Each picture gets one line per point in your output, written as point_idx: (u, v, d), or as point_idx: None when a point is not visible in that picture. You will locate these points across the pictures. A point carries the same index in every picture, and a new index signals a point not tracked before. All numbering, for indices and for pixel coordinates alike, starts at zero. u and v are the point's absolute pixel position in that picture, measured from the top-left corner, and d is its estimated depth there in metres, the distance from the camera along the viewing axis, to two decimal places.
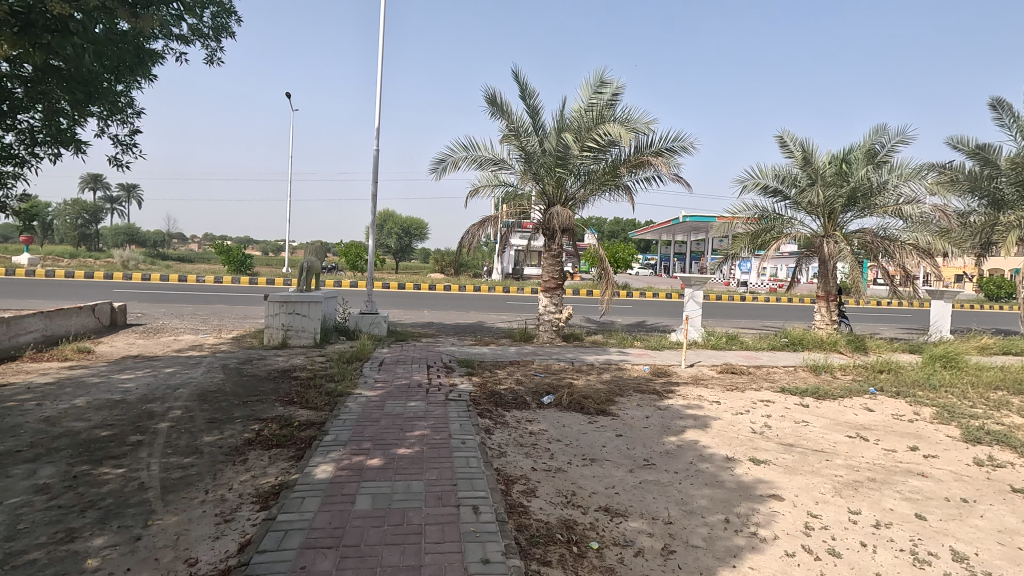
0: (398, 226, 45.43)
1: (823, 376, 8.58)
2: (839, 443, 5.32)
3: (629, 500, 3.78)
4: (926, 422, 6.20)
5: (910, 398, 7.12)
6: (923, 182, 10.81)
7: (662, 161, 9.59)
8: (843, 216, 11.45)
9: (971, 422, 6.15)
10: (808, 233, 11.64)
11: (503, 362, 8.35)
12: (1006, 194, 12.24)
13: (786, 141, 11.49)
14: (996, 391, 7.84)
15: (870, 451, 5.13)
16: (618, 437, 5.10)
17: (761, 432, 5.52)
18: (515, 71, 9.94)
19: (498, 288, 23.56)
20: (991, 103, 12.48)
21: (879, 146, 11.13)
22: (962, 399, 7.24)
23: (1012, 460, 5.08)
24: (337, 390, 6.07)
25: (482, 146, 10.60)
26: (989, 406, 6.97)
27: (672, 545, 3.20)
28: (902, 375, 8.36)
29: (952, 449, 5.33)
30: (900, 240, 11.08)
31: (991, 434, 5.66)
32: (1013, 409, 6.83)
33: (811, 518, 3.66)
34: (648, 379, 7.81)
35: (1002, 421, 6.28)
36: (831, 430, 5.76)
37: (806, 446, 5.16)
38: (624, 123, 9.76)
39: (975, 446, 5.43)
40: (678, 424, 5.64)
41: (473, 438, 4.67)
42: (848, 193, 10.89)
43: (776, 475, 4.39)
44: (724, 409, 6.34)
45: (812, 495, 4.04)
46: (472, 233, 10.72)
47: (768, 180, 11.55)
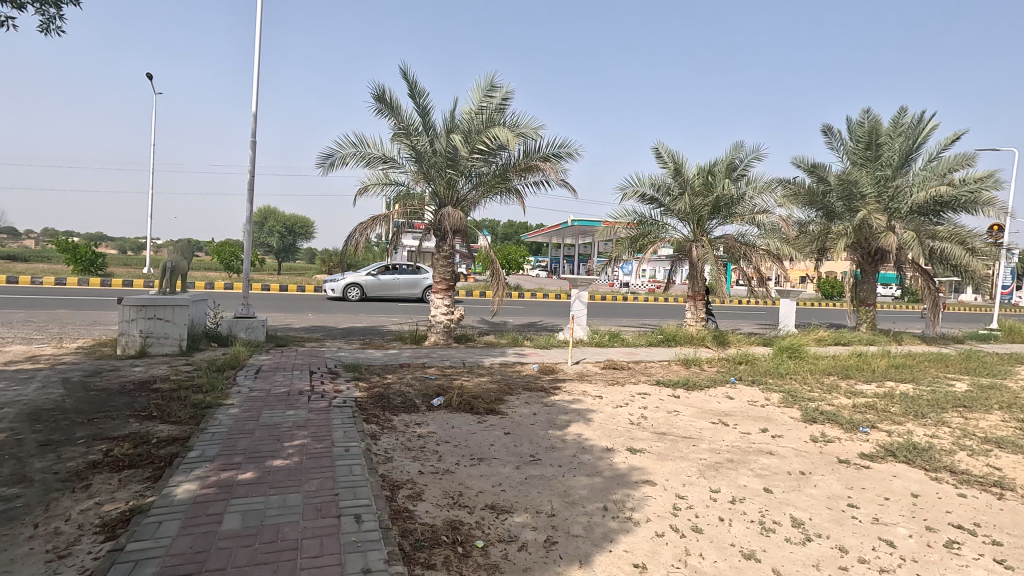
0: (281, 224, 42.58)
1: (693, 368, 9.40)
2: (704, 429, 5.84)
3: (514, 496, 3.86)
4: (775, 406, 7.03)
5: (762, 386, 8.05)
6: (773, 195, 12.25)
7: (550, 167, 9.94)
8: (708, 223, 12.63)
9: (809, 404, 7.08)
10: (680, 238, 12.70)
11: (393, 365, 8.16)
12: (836, 207, 14.26)
13: (661, 152, 12.44)
14: (829, 376, 9.09)
15: (729, 435, 5.70)
16: (506, 435, 5.20)
17: (638, 423, 5.91)
18: (404, 68, 9.77)
19: (390, 289, 23.02)
20: (823, 128, 14.51)
21: (737, 161, 12.40)
22: (803, 384, 8.30)
23: (839, 435, 5.91)
24: (205, 401, 5.55)
25: (372, 143, 10.30)
26: (823, 389, 8.06)
27: (554, 536, 3.32)
28: (756, 365, 9.41)
29: (794, 428, 6.09)
30: (756, 245, 12.46)
31: (824, 414, 6.56)
32: (841, 391, 7.97)
33: (679, 499, 3.99)
34: (536, 376, 8.06)
35: (833, 402, 7.30)
36: (697, 417, 6.32)
37: (676, 434, 5.61)
38: (513, 128, 9.96)
39: (812, 425, 6.25)
40: (562, 419, 5.88)
41: (358, 445, 4.50)
42: (712, 202, 12.06)
43: (649, 462, 4.73)
44: (606, 402, 6.73)
45: (680, 478, 4.40)
46: (360, 232, 10.32)
47: (645, 188, 12.47)
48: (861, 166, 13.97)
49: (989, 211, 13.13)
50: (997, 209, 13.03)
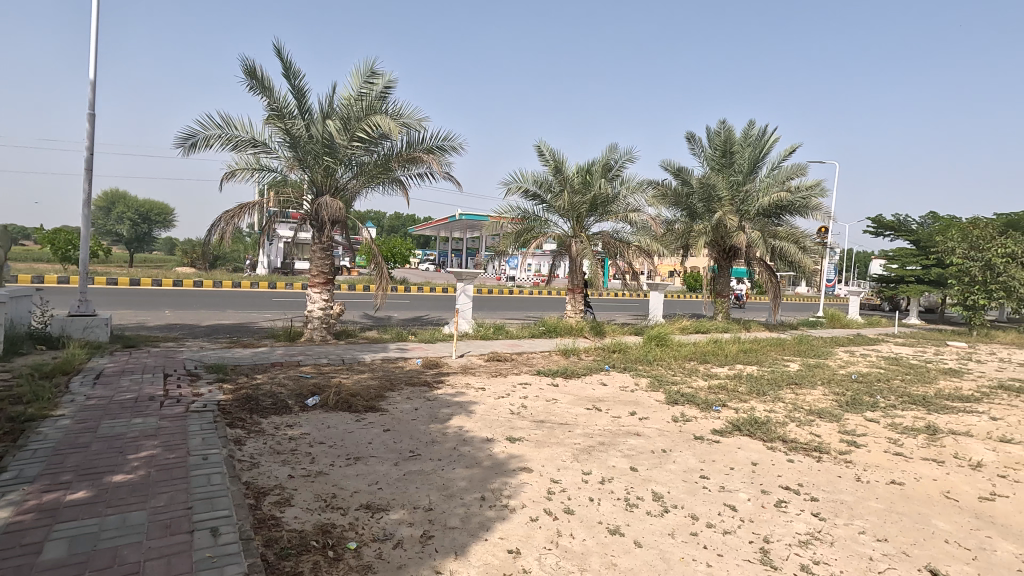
0: (132, 211, 37.77)
1: (572, 358, 9.86)
2: (580, 415, 6.16)
3: (391, 493, 3.78)
4: (643, 390, 7.61)
5: (632, 372, 8.67)
6: (643, 195, 13.18)
7: (433, 159, 9.82)
8: (586, 220, 13.29)
9: (672, 387, 7.76)
10: (560, 234, 13.22)
11: (264, 365, 7.62)
12: (697, 208, 15.71)
13: (543, 149, 12.84)
14: (690, 361, 10.03)
15: (601, 419, 6.06)
16: (385, 432, 5.08)
17: (518, 412, 6.08)
18: (276, 45, 9.09)
19: (264, 283, 21.42)
20: (687, 136, 15.88)
21: (612, 162, 13.17)
22: (668, 370, 9.08)
23: (696, 414, 6.54)
24: (26, 413, 4.77)
25: (240, 125, 9.49)
26: (685, 373, 8.89)
27: (430, 530, 3.31)
28: (628, 354, 10.11)
29: (659, 410, 6.64)
30: (628, 242, 13.34)
31: (684, 395, 7.23)
32: (699, 374, 8.84)
33: (553, 484, 4.16)
34: (420, 371, 7.97)
35: (692, 385, 8.06)
36: (573, 404, 6.64)
37: (553, 421, 5.85)
38: (395, 117, 9.69)
39: (674, 406, 6.86)
40: (444, 412, 5.87)
41: (218, 452, 4.14)
42: (589, 200, 12.70)
43: (527, 450, 4.88)
44: (488, 394, 6.83)
45: (555, 463, 4.60)
46: (226, 221, 9.47)
47: (528, 184, 12.82)
48: (718, 172, 15.51)
49: (817, 215, 15.22)
50: (823, 213, 15.15)
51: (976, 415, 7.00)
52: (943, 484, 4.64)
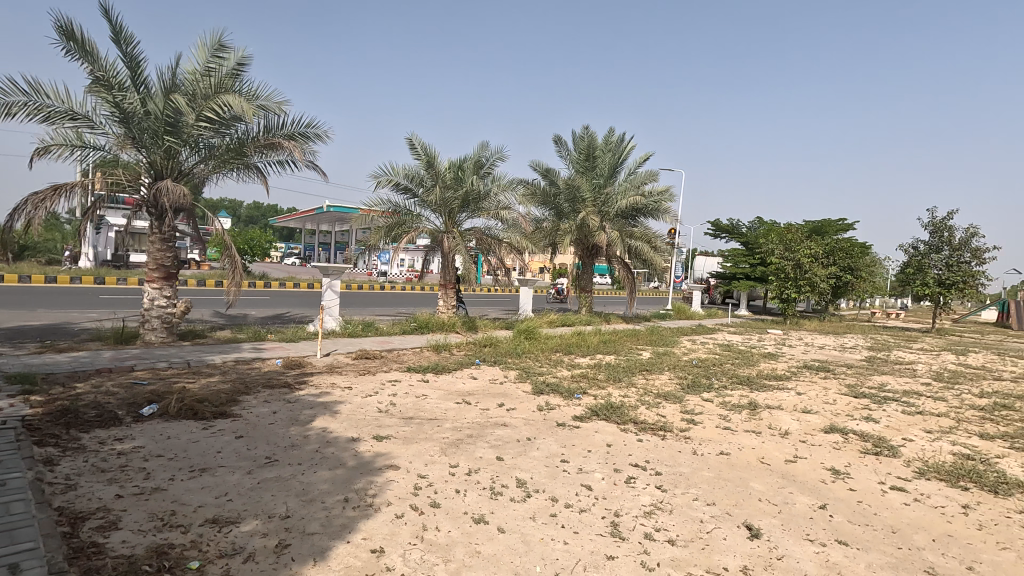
0: None
1: (443, 353, 9.89)
2: (449, 409, 6.20)
3: (243, 504, 3.51)
4: (511, 382, 7.86)
5: (502, 365, 8.93)
6: (513, 193, 13.58)
7: (295, 146, 9.23)
8: (459, 216, 13.37)
9: (538, 378, 8.12)
10: (432, 229, 13.15)
11: (86, 371, 6.60)
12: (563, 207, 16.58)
13: (414, 143, 12.68)
14: (557, 353, 10.58)
15: (470, 413, 6.15)
16: (237, 439, 4.68)
17: (386, 410, 5.96)
18: (101, 4, 7.91)
19: (88, 277, 18.52)
20: (554, 139, 16.69)
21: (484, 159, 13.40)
22: (536, 362, 9.49)
23: (559, 402, 6.92)
24: None
25: (53, 93, 8.10)
26: (551, 364, 9.35)
27: (286, 539, 3.13)
28: (498, 347, 10.38)
29: (526, 400, 6.91)
30: (499, 238, 13.66)
31: (550, 386, 7.61)
32: (564, 365, 9.36)
33: (420, 479, 4.16)
34: (280, 372, 7.46)
35: (557, 375, 8.51)
36: (444, 399, 6.67)
37: (422, 417, 5.82)
38: (250, 98, 8.94)
39: (540, 396, 7.19)
40: (306, 414, 5.56)
41: (22, 476, 3.52)
42: (461, 196, 12.79)
43: (395, 447, 4.81)
44: (355, 393, 6.60)
45: (423, 458, 4.59)
46: (35, 205, 8.03)
47: (399, 177, 12.59)
48: (582, 174, 16.50)
49: (666, 218, 16.83)
50: (671, 216, 16.79)
51: (786, 391, 8.26)
52: (760, 451, 5.42)
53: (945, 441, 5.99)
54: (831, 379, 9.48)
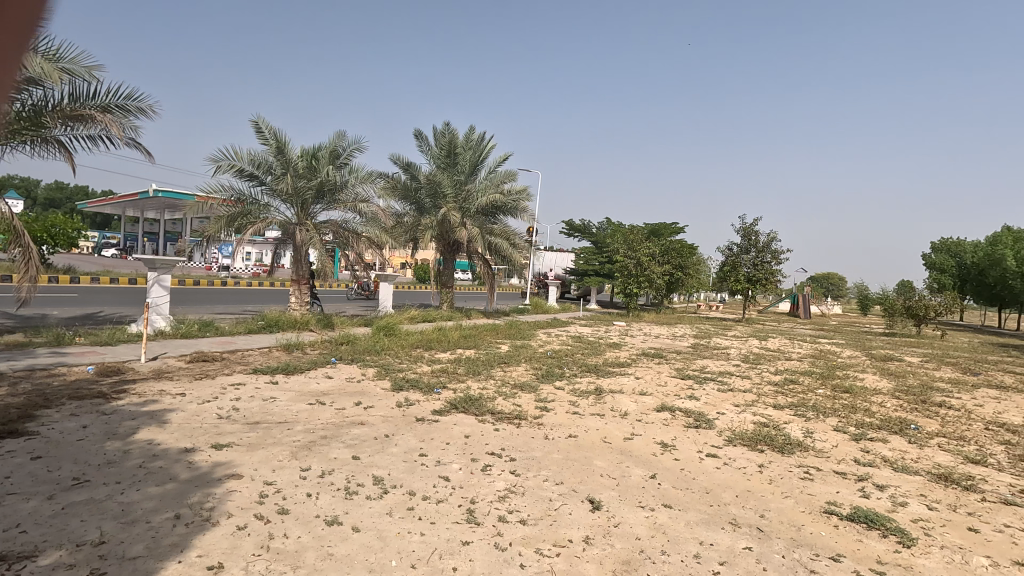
0: None
1: (295, 353, 9.30)
2: (301, 411, 5.88)
3: (42, 535, 3.00)
4: (369, 380, 7.66)
5: (360, 363, 8.66)
6: (372, 186, 13.20)
7: (112, 120, 8.03)
8: (313, 207, 12.64)
9: (398, 375, 8.02)
10: (283, 220, 12.26)
11: None
12: (424, 203, 16.51)
13: (261, 126, 11.75)
14: (417, 349, 10.53)
15: (324, 413, 5.89)
16: (34, 461, 3.97)
17: (228, 416, 5.46)
18: None
19: None
20: (415, 133, 16.55)
21: (340, 149, 12.84)
22: (395, 358, 9.36)
23: (419, 398, 6.90)
24: None
25: None
26: (411, 360, 9.28)
27: (101, 567, 2.75)
28: (356, 345, 10.04)
29: (384, 398, 6.79)
30: (358, 232, 13.18)
31: (409, 382, 7.56)
32: (424, 360, 9.35)
33: (267, 486, 3.90)
34: (92, 380, 6.44)
35: (417, 371, 8.48)
36: (295, 401, 6.29)
37: (270, 421, 5.44)
38: (50, 60, 7.58)
39: (398, 392, 7.11)
40: (127, 427, 4.89)
41: None
42: (316, 186, 12.09)
43: (237, 455, 4.44)
44: (189, 399, 5.95)
45: (270, 464, 4.30)
46: None
47: (243, 163, 11.57)
48: (443, 170, 16.57)
49: (524, 217, 17.55)
50: (529, 215, 17.55)
51: (627, 377, 9.13)
52: (603, 432, 5.94)
53: (747, 412, 7.11)
54: (664, 364, 10.69)
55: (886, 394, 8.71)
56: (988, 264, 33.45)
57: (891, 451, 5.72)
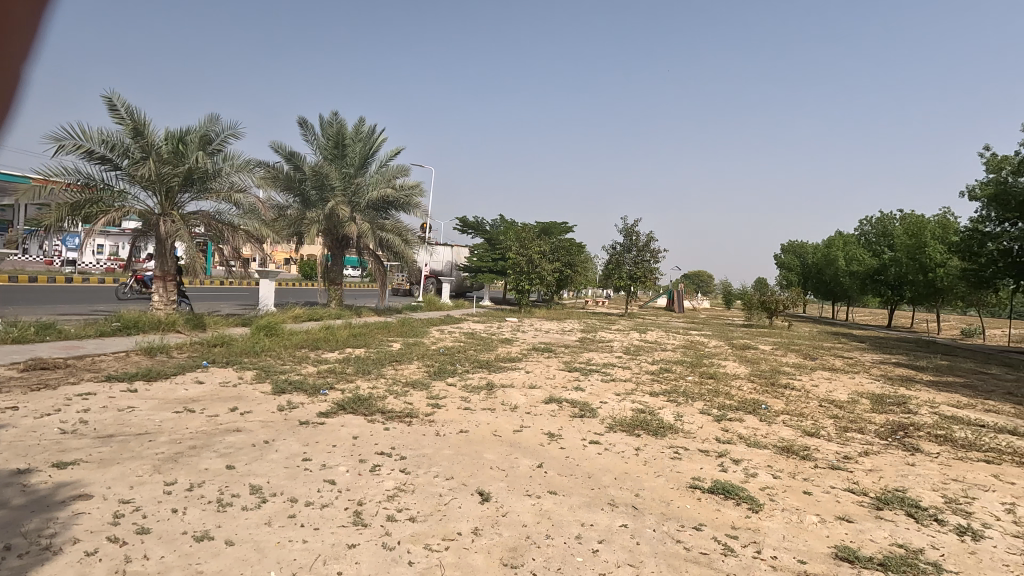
0: None
1: (159, 357, 8.42)
2: (165, 421, 5.34)
3: None
4: (247, 383, 7.15)
5: (236, 365, 8.05)
6: (250, 175, 12.29)
7: None
8: (180, 197, 11.50)
9: (280, 377, 7.57)
10: (143, 210, 11.02)
11: None
12: (310, 195, 15.69)
13: (116, 103, 10.46)
14: (302, 349, 10.01)
15: (193, 422, 5.40)
16: None
17: (74, 430, 4.82)
18: None
19: None
20: (299, 120, 15.65)
21: (213, 134, 11.81)
22: (277, 359, 8.83)
23: (303, 400, 6.57)
24: None
25: None
26: (295, 361, 8.80)
27: None
28: (232, 346, 9.31)
29: (263, 402, 6.37)
30: (234, 225, 12.19)
31: (292, 384, 7.17)
32: (309, 361, 8.92)
33: (123, 505, 3.51)
34: None
35: (301, 372, 8.07)
36: (158, 409, 5.70)
37: (126, 433, 4.88)
38: None
39: (280, 395, 6.71)
40: None
41: None
42: (183, 173, 11.00)
43: (86, 473, 3.94)
44: (22, 414, 5.16)
45: (127, 481, 3.88)
46: None
47: (92, 144, 10.23)
48: (330, 162, 15.84)
49: (417, 212, 17.31)
50: (422, 211, 17.34)
51: (518, 371, 9.38)
52: (493, 425, 6.07)
53: (627, 400, 7.64)
54: (552, 358, 11.13)
55: (744, 379, 9.78)
56: (825, 263, 38.71)
57: (746, 429, 6.44)
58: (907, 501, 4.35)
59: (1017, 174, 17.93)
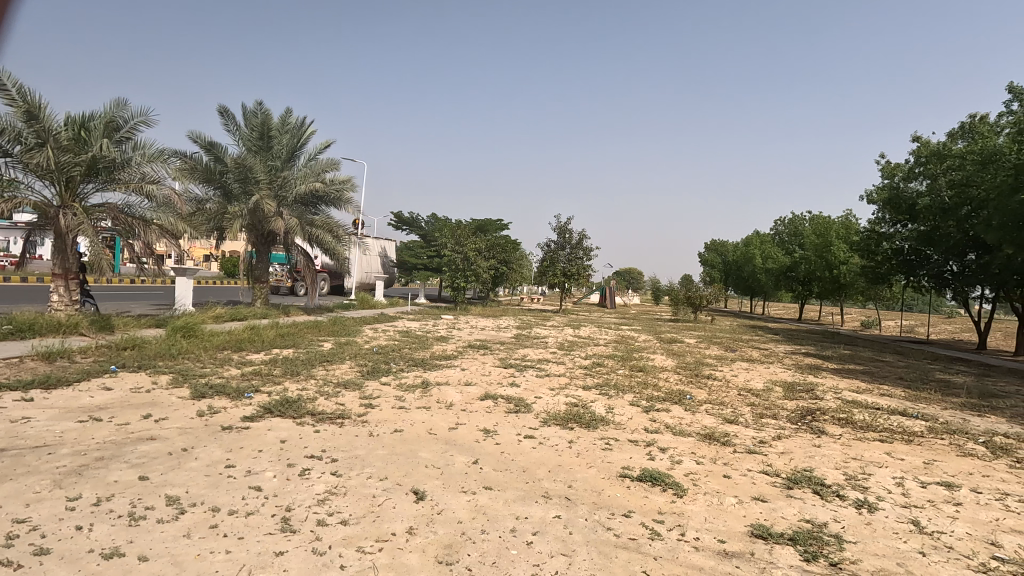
0: None
1: (59, 362, 7.71)
2: (67, 431, 4.90)
3: None
4: (162, 389, 6.68)
5: (150, 370, 7.50)
6: (165, 166, 11.49)
7: None
8: (82, 187, 10.58)
9: (199, 381, 7.13)
10: (39, 201, 10.05)
11: None
12: (232, 188, 14.89)
13: (6, 83, 9.46)
14: (223, 350, 9.48)
15: (101, 431, 5.00)
16: None
17: None
18: None
19: None
20: (220, 109, 14.79)
21: (121, 120, 10.95)
22: (196, 362, 8.31)
23: (225, 405, 6.22)
24: None
25: None
26: (216, 364, 8.33)
27: None
28: (145, 349, 8.67)
29: (181, 408, 5.98)
30: (146, 219, 11.35)
31: (213, 388, 6.78)
32: (232, 363, 8.45)
33: (17, 525, 3.21)
34: None
35: (223, 375, 7.64)
36: (58, 420, 5.23)
37: (21, 447, 4.44)
38: None
39: (200, 400, 6.33)
40: None
41: None
42: (87, 162, 10.13)
43: None
44: None
45: (22, 499, 3.54)
46: None
47: None
48: (255, 154, 15.10)
49: (348, 208, 16.82)
50: (353, 207, 16.87)
51: (453, 369, 9.35)
52: (428, 424, 6.02)
53: (561, 395, 7.80)
54: (489, 355, 11.17)
55: (671, 371, 10.24)
56: (743, 260, 41.16)
57: (672, 419, 6.76)
58: (813, 480, 4.74)
59: (908, 179, 19.86)
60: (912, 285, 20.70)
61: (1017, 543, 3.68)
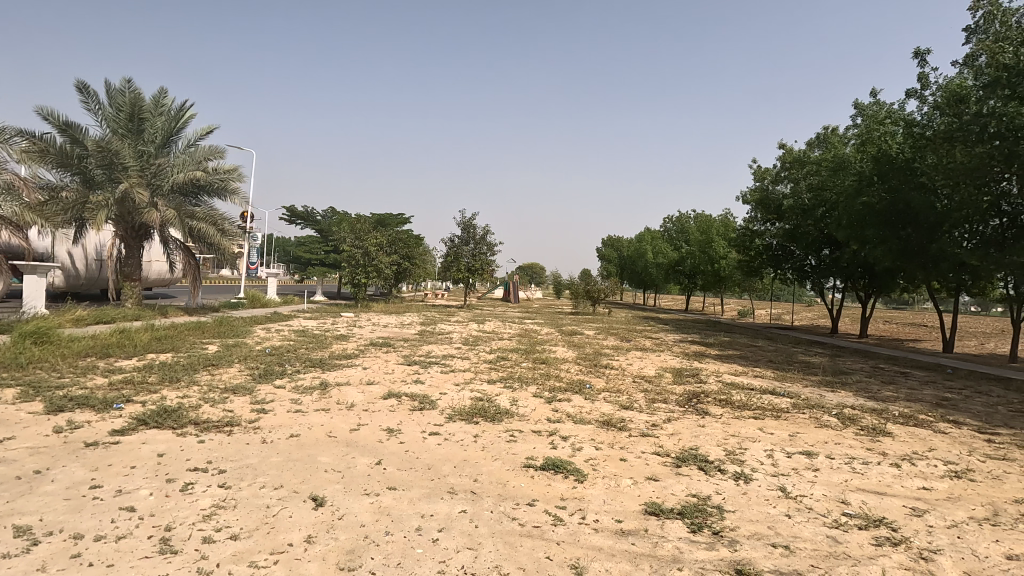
0: None
1: None
2: None
3: None
4: (5, 404, 5.78)
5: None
6: (6, 147, 9.98)
7: None
8: None
9: (55, 393, 6.26)
10: None
11: None
12: (95, 174, 13.23)
13: None
14: (85, 358, 8.40)
15: None
16: None
17: None
18: None
19: None
20: (77, 85, 13.05)
21: None
22: (50, 372, 7.28)
23: (89, 418, 5.53)
24: None
25: None
26: (77, 373, 7.36)
27: None
28: None
29: (32, 425, 5.22)
30: None
31: (73, 400, 5.99)
32: (97, 371, 7.52)
33: None
34: None
35: (86, 385, 6.76)
36: None
37: None
38: None
39: (56, 415, 5.57)
40: None
41: None
42: None
43: None
44: None
45: None
46: None
47: None
48: (122, 137, 13.51)
49: (235, 199, 15.58)
50: (241, 198, 15.65)
51: (354, 368, 9.02)
52: (328, 427, 5.76)
53: (466, 390, 7.81)
54: (392, 353, 10.89)
55: (572, 362, 10.63)
56: (637, 256, 43.61)
57: (573, 408, 7.03)
58: (698, 457, 5.15)
59: (775, 183, 22.11)
60: (779, 277, 23.11)
61: (861, 500, 4.26)
